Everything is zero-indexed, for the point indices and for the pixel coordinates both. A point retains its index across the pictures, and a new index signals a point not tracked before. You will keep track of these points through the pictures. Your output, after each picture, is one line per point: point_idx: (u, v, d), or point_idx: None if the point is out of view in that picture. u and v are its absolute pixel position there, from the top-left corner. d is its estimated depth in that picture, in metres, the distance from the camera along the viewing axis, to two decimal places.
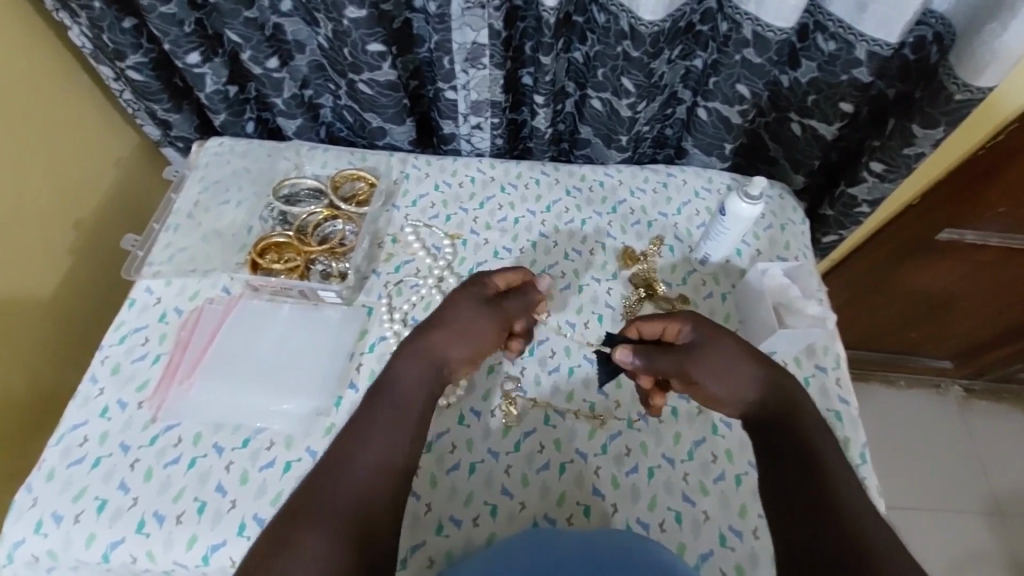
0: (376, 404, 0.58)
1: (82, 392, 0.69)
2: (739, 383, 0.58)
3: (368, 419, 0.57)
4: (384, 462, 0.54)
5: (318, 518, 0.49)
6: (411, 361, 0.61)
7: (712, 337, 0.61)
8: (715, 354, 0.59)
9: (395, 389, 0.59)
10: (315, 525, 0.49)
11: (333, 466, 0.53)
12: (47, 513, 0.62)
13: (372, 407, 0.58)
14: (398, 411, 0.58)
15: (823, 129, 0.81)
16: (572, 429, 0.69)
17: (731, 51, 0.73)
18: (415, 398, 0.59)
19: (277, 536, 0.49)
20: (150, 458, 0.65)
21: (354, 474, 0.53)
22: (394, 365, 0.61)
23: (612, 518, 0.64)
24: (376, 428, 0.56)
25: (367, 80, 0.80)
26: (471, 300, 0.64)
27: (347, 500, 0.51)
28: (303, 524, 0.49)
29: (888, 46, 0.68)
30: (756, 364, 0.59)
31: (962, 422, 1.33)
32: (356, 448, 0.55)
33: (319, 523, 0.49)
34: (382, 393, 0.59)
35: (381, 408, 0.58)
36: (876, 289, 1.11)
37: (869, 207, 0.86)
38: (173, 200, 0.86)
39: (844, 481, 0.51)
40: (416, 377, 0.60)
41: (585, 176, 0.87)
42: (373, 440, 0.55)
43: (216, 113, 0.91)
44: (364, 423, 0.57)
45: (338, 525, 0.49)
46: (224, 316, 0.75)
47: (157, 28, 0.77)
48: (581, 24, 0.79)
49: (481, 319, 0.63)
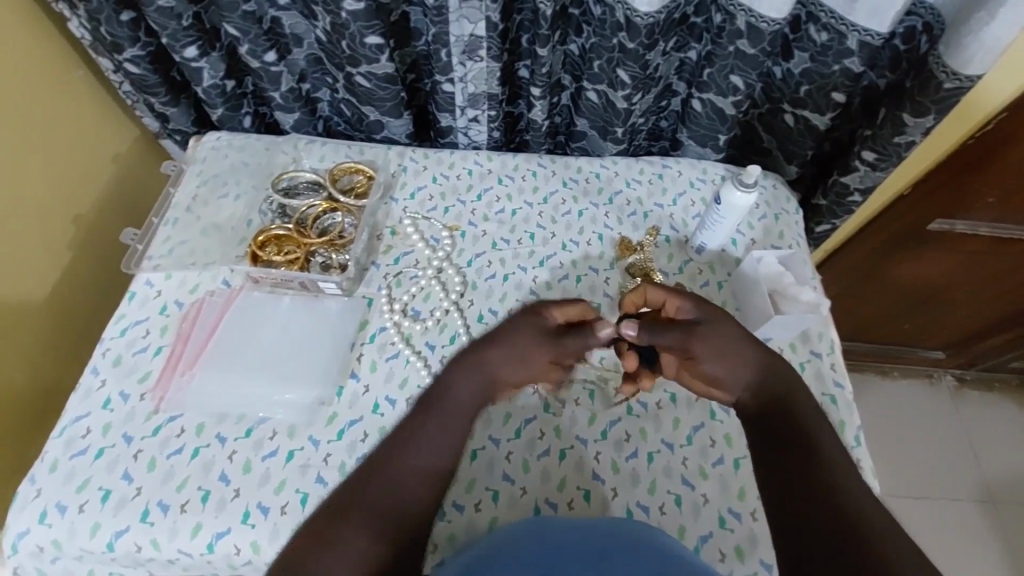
0: (424, 418, 0.58)
1: (84, 385, 0.69)
2: (739, 366, 0.59)
3: (418, 428, 0.57)
4: (419, 467, 0.55)
5: (359, 517, 0.52)
6: (465, 379, 0.59)
7: (713, 315, 0.61)
8: (720, 333, 0.59)
9: (451, 399, 0.59)
10: (351, 523, 0.51)
11: (377, 469, 0.55)
12: (52, 503, 0.62)
13: (423, 417, 0.58)
14: (451, 428, 0.57)
15: (815, 120, 0.82)
16: (572, 416, 0.70)
17: (725, 42, 0.75)
18: (468, 413, 0.59)
19: (322, 525, 0.52)
20: (154, 449, 0.65)
21: (397, 476, 0.54)
22: (450, 381, 0.60)
23: (613, 502, 0.65)
24: (418, 438, 0.57)
25: (365, 73, 0.80)
26: (526, 329, 0.61)
27: (390, 497, 0.53)
28: (346, 520, 0.51)
29: (879, 36, 0.69)
30: (752, 345, 0.60)
31: (954, 410, 1.35)
32: (401, 458, 0.55)
33: (357, 522, 0.51)
34: (432, 403, 0.59)
35: (433, 422, 0.58)
36: (869, 281, 1.13)
37: (861, 196, 0.88)
38: (171, 194, 0.86)
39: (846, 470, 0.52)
40: (474, 397, 0.59)
41: (582, 168, 0.88)
42: (411, 449, 0.56)
43: (214, 107, 0.91)
44: (406, 431, 0.57)
45: (380, 526, 0.51)
46: (225, 308, 0.75)
47: (154, 22, 0.77)
48: (576, 17, 0.80)
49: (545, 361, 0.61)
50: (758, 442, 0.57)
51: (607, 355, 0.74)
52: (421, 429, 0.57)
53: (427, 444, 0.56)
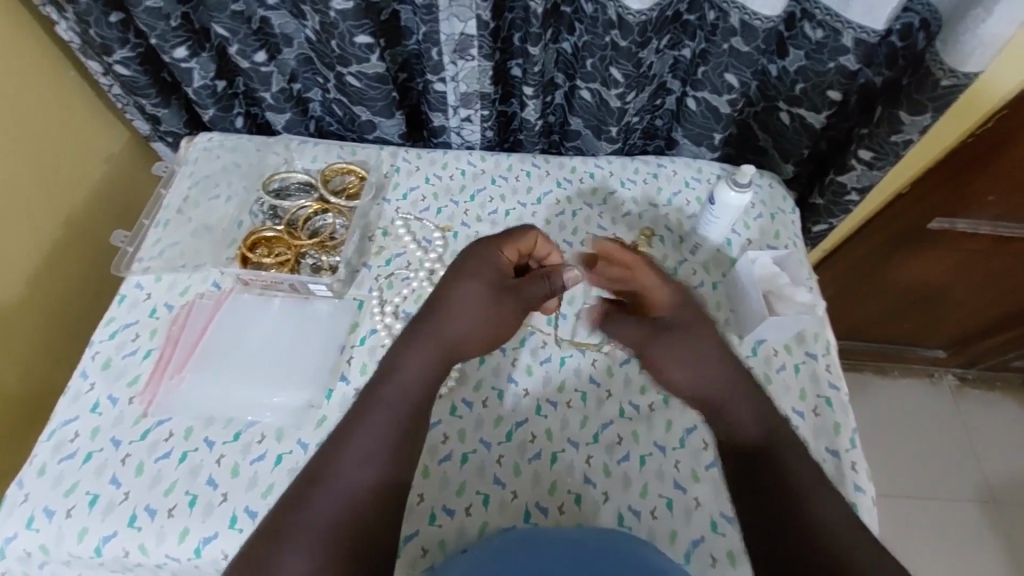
0: (360, 416, 0.58)
1: (73, 388, 0.69)
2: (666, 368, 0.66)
3: (359, 427, 0.57)
4: (365, 467, 0.55)
5: (294, 536, 0.51)
6: (414, 356, 0.61)
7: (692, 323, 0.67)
8: (684, 344, 0.65)
9: (400, 381, 0.60)
10: (292, 545, 0.50)
11: (313, 483, 0.54)
12: (39, 508, 0.62)
13: (359, 414, 0.58)
14: (391, 414, 0.58)
15: (812, 118, 0.81)
16: (564, 419, 0.69)
17: (719, 40, 0.74)
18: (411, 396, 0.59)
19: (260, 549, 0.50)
20: (142, 453, 0.65)
21: (335, 482, 0.54)
22: (392, 365, 0.61)
23: (604, 506, 0.64)
24: (357, 436, 0.56)
25: (355, 73, 0.80)
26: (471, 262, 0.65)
27: (331, 509, 0.52)
28: (281, 542, 0.50)
29: (874, 33, 0.68)
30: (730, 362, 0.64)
31: (955, 410, 1.34)
32: (335, 461, 0.55)
33: (301, 539, 0.50)
34: (379, 395, 0.59)
35: (373, 417, 0.57)
36: (868, 280, 1.12)
37: (858, 195, 0.87)
38: (162, 195, 0.86)
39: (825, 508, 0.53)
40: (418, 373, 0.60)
41: (575, 168, 0.88)
42: (355, 449, 0.55)
43: (205, 108, 0.90)
44: (343, 431, 0.57)
45: (318, 540, 0.50)
46: (214, 311, 0.75)
47: (142, 22, 0.76)
48: (568, 14, 0.79)
49: (496, 304, 0.64)
50: (738, 483, 0.59)
51: (600, 357, 0.73)
52: (358, 427, 0.57)
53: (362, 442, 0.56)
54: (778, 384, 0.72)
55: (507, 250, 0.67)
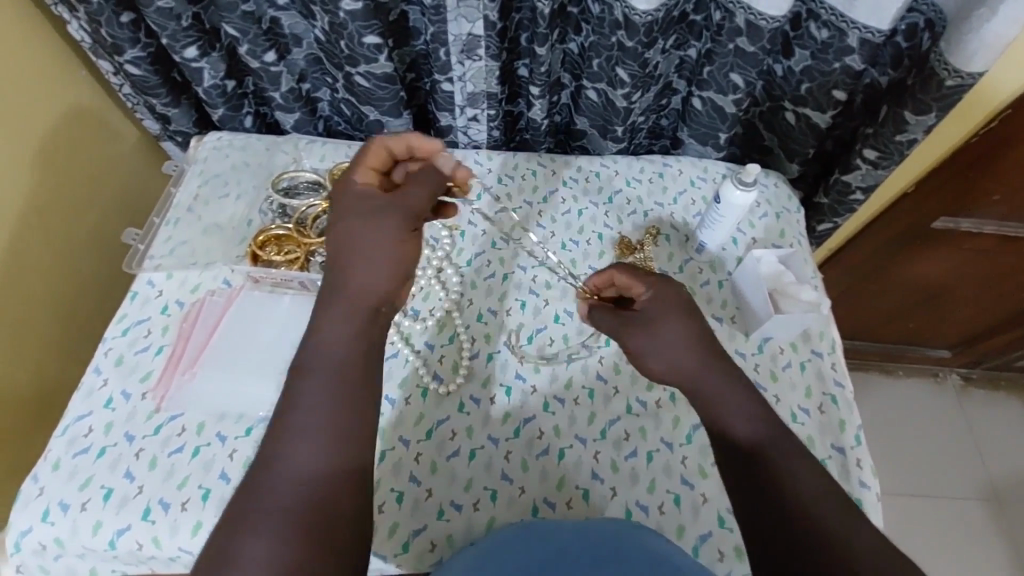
0: (298, 387, 0.50)
1: (86, 384, 0.70)
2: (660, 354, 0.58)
3: (301, 399, 0.50)
4: (319, 439, 0.48)
5: (255, 525, 0.44)
6: (336, 315, 0.53)
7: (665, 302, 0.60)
8: (653, 327, 0.59)
9: (329, 341, 0.52)
10: (254, 535, 0.44)
11: (265, 466, 0.48)
12: (54, 501, 0.62)
13: (298, 384, 0.50)
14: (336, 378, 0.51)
15: (817, 118, 0.82)
16: (571, 416, 0.70)
17: (725, 40, 0.74)
18: (349, 354, 0.52)
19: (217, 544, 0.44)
20: (154, 447, 0.65)
21: (288, 461, 0.47)
22: (319, 327, 0.53)
23: (611, 501, 0.65)
24: (304, 408, 0.49)
25: (364, 73, 0.80)
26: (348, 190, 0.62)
27: (293, 489, 0.46)
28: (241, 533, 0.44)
29: (879, 33, 0.69)
30: (703, 346, 0.57)
31: (959, 410, 1.34)
32: (284, 439, 0.48)
33: (261, 529, 0.44)
34: (313, 361, 0.51)
35: (313, 386, 0.50)
36: (873, 280, 1.13)
37: (863, 194, 0.87)
38: (172, 194, 0.87)
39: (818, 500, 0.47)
40: (350, 331, 0.53)
41: (582, 167, 0.88)
42: (301, 422, 0.49)
43: (214, 107, 0.91)
44: (284, 406, 0.50)
45: (283, 524, 0.45)
46: (225, 308, 0.76)
47: (154, 23, 0.77)
48: (575, 15, 0.80)
49: (397, 234, 0.57)
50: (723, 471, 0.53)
51: (607, 355, 0.74)
52: (302, 399, 0.50)
53: (308, 413, 0.49)
54: (784, 382, 0.72)
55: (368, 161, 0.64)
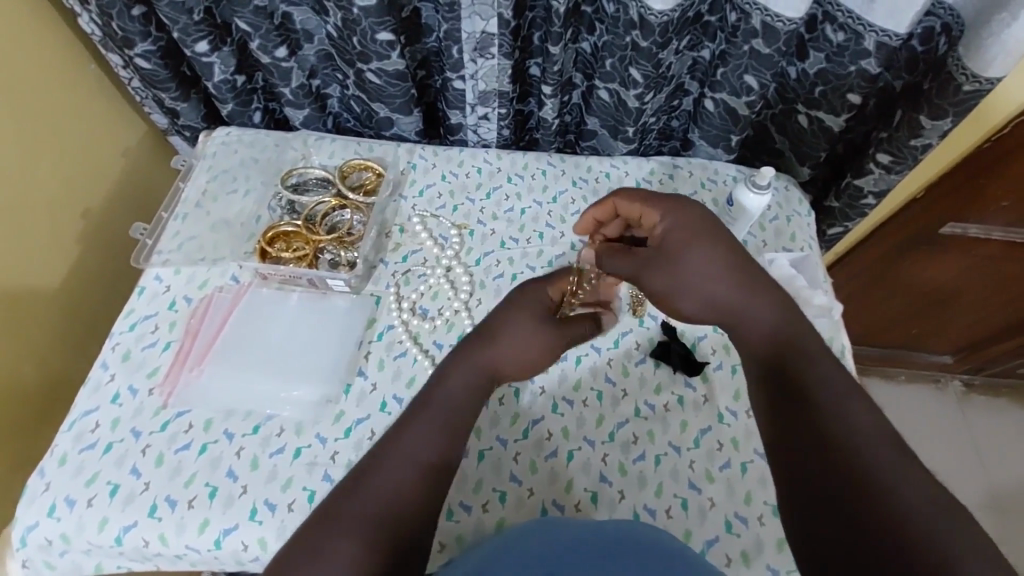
0: (416, 417, 0.55)
1: (93, 379, 0.70)
2: (684, 283, 0.57)
3: (415, 427, 0.53)
4: (428, 449, 0.52)
5: (346, 524, 0.45)
6: (464, 373, 0.58)
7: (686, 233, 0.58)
8: (678, 257, 0.58)
9: (450, 391, 0.57)
10: (347, 528, 0.45)
11: (368, 474, 0.49)
12: (60, 497, 0.62)
13: (416, 414, 0.55)
14: (450, 416, 0.55)
15: (830, 121, 0.81)
16: (580, 418, 0.70)
17: (740, 42, 0.74)
18: (465, 405, 0.57)
19: (306, 539, 0.45)
20: (161, 444, 0.65)
21: (392, 467, 0.50)
22: (448, 375, 0.58)
23: (620, 504, 0.65)
24: (417, 432, 0.53)
25: (375, 70, 0.80)
26: (524, 313, 0.63)
27: (389, 498, 0.48)
28: (336, 528, 0.45)
29: (897, 37, 0.68)
30: (735, 272, 0.55)
31: (961, 416, 1.34)
32: (394, 451, 0.51)
33: (351, 528, 0.45)
34: (429, 401, 0.56)
35: (430, 418, 0.54)
36: (879, 284, 1.12)
37: (875, 199, 0.87)
38: (180, 189, 0.86)
39: (868, 444, 0.42)
40: (468, 387, 0.58)
41: (592, 168, 0.88)
42: (415, 441, 0.52)
43: (223, 102, 0.91)
44: (399, 429, 0.54)
45: (377, 527, 0.45)
46: (233, 304, 0.75)
47: (166, 16, 0.76)
48: (589, 14, 0.79)
49: (547, 349, 0.62)
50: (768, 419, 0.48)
51: (616, 357, 0.74)
52: (415, 428, 0.53)
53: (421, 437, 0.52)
54: None
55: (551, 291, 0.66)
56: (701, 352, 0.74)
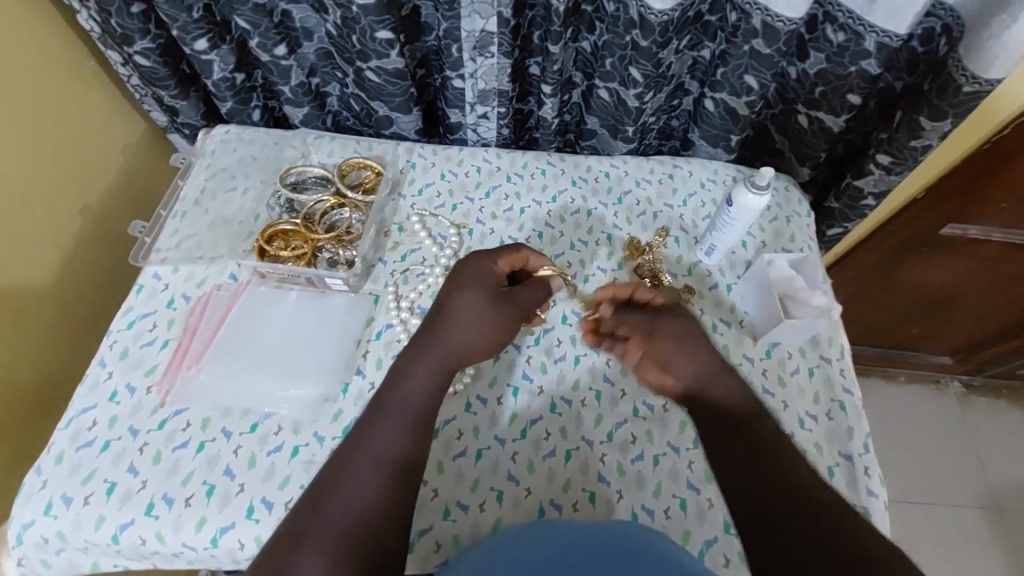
0: (373, 421, 0.58)
1: (91, 376, 0.69)
2: (692, 354, 0.64)
3: (374, 432, 0.57)
4: (388, 453, 0.55)
5: (311, 540, 0.49)
6: (423, 366, 0.61)
7: (680, 328, 0.66)
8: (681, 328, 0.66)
9: (406, 387, 0.60)
10: (311, 544, 0.49)
11: (327, 488, 0.53)
12: (57, 495, 0.62)
13: (374, 417, 0.58)
14: (407, 415, 0.58)
15: (830, 122, 0.81)
16: (578, 418, 0.69)
17: (740, 41, 0.74)
18: (425, 398, 0.60)
19: (276, 556, 0.49)
20: (159, 442, 0.65)
21: (350, 480, 0.53)
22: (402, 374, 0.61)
23: (618, 505, 0.65)
24: (376, 436, 0.56)
25: (375, 68, 0.80)
26: (472, 292, 0.65)
27: (350, 512, 0.52)
28: (300, 545, 0.49)
29: (897, 38, 0.68)
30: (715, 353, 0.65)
31: (961, 417, 1.34)
32: (352, 463, 0.55)
33: (316, 542, 0.49)
34: (386, 404, 0.59)
35: (386, 421, 0.58)
36: (879, 285, 1.12)
37: (874, 200, 0.87)
38: (179, 186, 0.86)
39: (813, 488, 0.52)
40: (425, 381, 0.60)
41: (591, 167, 0.88)
42: (373, 449, 0.56)
43: (223, 100, 0.91)
44: (357, 436, 0.57)
45: (342, 539, 0.50)
46: (231, 302, 0.75)
47: (165, 14, 0.76)
48: (589, 13, 0.79)
49: (502, 320, 0.65)
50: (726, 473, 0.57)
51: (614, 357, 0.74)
52: (374, 432, 0.57)
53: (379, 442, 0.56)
54: (792, 387, 0.72)
55: (496, 264, 0.68)
56: None
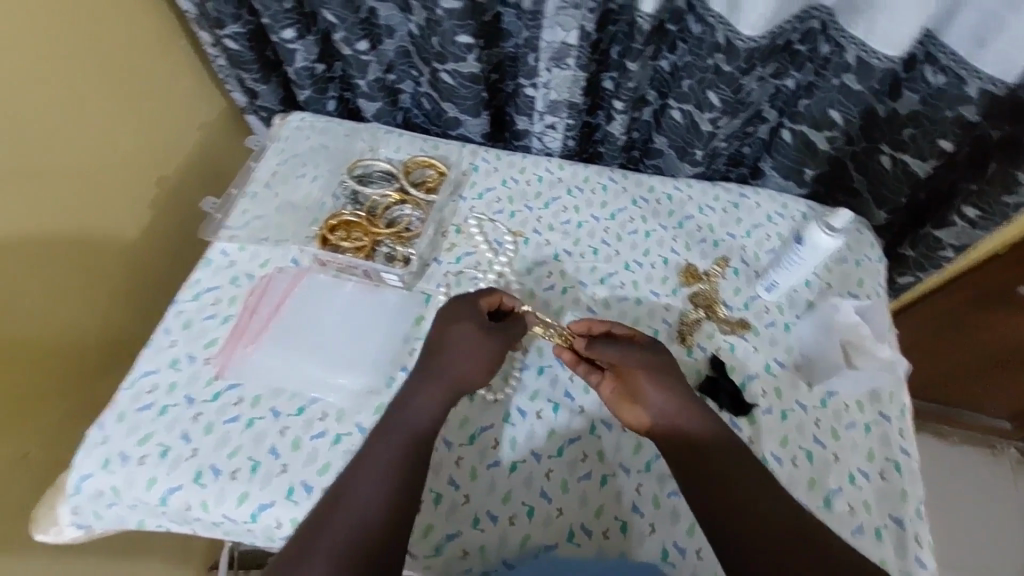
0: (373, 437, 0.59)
1: (155, 342, 0.73)
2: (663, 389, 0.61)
3: (375, 448, 0.57)
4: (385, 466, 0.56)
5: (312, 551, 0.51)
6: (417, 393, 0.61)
7: (649, 360, 0.63)
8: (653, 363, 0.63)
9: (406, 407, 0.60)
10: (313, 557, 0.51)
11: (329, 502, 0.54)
12: (115, 452, 0.65)
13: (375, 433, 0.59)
14: (410, 432, 0.59)
15: (916, 165, 0.77)
16: (617, 443, 0.68)
17: (830, 75, 0.72)
18: (427, 419, 0.60)
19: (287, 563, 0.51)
20: (212, 413, 0.68)
21: (350, 493, 0.55)
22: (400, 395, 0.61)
23: (650, 538, 0.63)
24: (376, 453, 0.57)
25: (451, 71, 0.81)
26: (460, 327, 0.64)
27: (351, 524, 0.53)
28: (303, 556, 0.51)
29: (1003, 86, 0.64)
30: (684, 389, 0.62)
31: (1018, 488, 1.25)
32: (350, 479, 0.56)
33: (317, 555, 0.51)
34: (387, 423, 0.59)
35: (385, 435, 0.58)
36: (946, 337, 1.06)
37: (954, 251, 0.84)
38: (252, 167, 0.89)
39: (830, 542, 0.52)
40: (425, 401, 0.61)
41: (654, 188, 0.86)
42: (373, 463, 0.56)
43: (302, 88, 0.93)
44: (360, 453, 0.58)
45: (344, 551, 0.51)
46: (291, 287, 0.78)
47: (258, 3, 0.80)
48: (673, 33, 0.75)
49: (494, 350, 0.65)
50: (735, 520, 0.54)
51: None
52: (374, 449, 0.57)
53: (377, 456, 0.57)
54: (845, 441, 0.69)
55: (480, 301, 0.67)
56: (749, 392, 0.72)
